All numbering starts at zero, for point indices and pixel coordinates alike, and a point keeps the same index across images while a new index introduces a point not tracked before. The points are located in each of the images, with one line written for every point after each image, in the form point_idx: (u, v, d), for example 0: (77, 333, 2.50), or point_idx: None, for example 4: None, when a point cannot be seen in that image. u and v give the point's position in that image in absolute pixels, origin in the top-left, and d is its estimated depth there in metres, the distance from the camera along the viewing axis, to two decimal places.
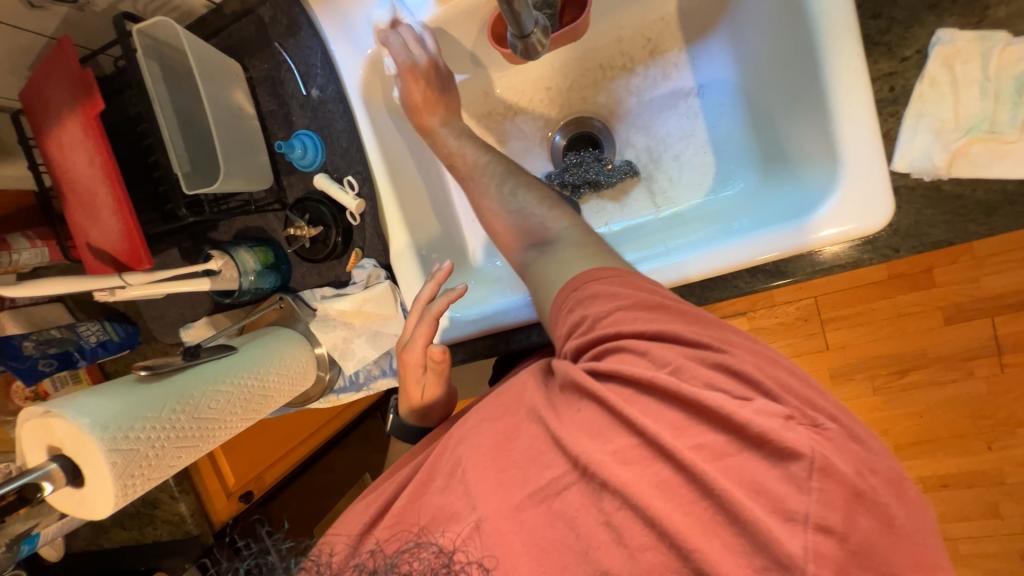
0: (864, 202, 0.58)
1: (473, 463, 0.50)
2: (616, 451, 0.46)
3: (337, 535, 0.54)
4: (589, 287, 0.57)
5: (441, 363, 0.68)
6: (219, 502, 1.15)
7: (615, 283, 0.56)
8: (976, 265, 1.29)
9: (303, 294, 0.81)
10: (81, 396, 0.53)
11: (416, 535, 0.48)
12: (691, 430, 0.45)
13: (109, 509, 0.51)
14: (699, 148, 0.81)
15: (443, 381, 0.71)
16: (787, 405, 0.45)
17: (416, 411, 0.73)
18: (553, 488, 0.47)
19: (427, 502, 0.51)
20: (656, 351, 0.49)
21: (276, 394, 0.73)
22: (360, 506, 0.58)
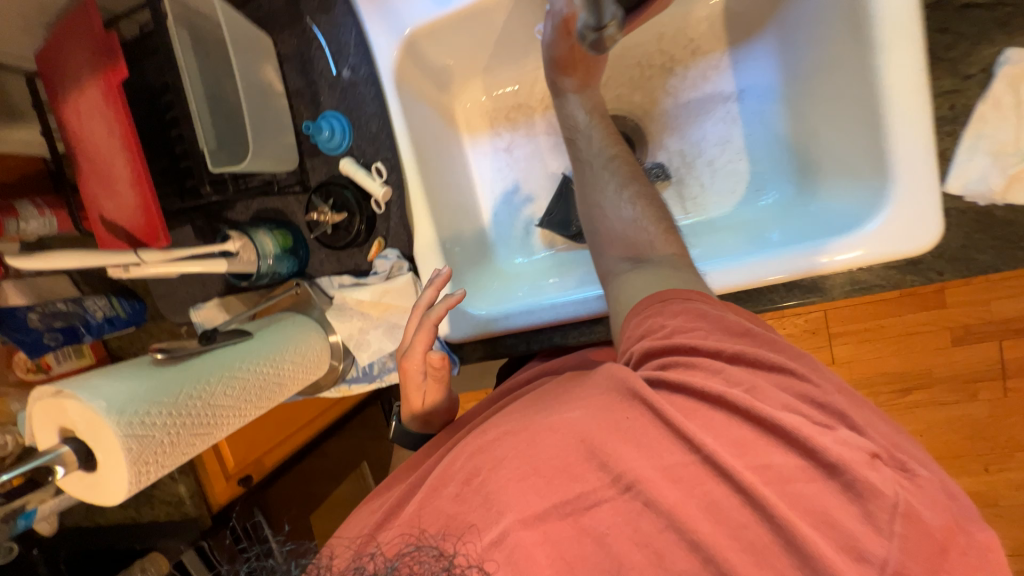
0: (912, 222, 0.57)
1: (485, 465, 0.45)
2: (666, 467, 0.42)
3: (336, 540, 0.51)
4: (674, 298, 0.53)
5: (440, 370, 0.66)
6: (218, 484, 1.11)
7: (700, 301, 0.52)
8: (988, 288, 1.28)
9: (320, 281, 0.79)
10: (96, 378, 0.51)
11: (415, 539, 0.42)
12: (756, 447, 0.42)
13: (121, 495, 0.49)
14: (733, 155, 0.79)
15: (444, 385, 0.68)
16: (876, 443, 0.43)
17: (416, 418, 0.70)
18: (585, 502, 0.41)
19: (429, 507, 0.45)
20: (732, 370, 0.46)
21: (290, 382, 0.71)
22: (361, 516, 0.54)
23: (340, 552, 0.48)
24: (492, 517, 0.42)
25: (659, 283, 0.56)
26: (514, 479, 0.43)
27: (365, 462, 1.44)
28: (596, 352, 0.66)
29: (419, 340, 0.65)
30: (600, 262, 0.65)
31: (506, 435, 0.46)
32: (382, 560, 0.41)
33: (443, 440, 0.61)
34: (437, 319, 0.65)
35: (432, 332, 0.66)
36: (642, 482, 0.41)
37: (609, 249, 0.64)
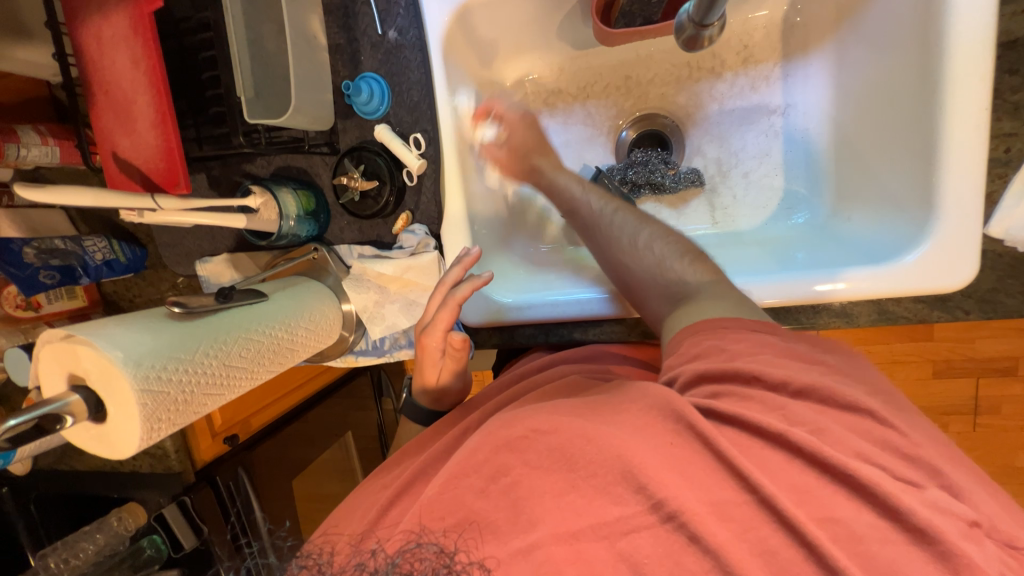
0: (950, 260, 0.58)
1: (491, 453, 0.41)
2: (716, 503, 0.36)
3: (332, 533, 0.48)
4: (714, 323, 0.48)
5: (461, 351, 0.64)
6: (203, 442, 1.02)
7: (743, 324, 0.48)
8: (975, 326, 1.33)
9: (340, 249, 0.76)
10: (111, 327, 0.48)
11: (414, 534, 0.39)
12: (815, 495, 0.37)
13: (130, 451, 0.47)
14: (771, 169, 0.79)
15: (462, 366, 0.66)
16: (973, 510, 0.37)
17: (428, 394, 0.68)
18: (620, 525, 0.37)
19: (434, 499, 0.41)
20: (796, 391, 0.42)
21: (301, 348, 0.69)
22: (370, 497, 0.51)
23: (339, 549, 0.43)
24: (499, 514, 0.39)
25: (711, 311, 0.51)
26: (550, 490, 0.38)
27: (349, 431, 1.38)
28: (606, 346, 0.68)
29: (441, 318, 0.64)
30: (647, 308, 0.60)
31: (516, 430, 0.41)
32: (383, 555, 0.37)
33: (448, 422, 0.60)
34: (461, 299, 0.63)
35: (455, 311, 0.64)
36: (686, 495, 0.36)
37: (647, 295, 0.59)
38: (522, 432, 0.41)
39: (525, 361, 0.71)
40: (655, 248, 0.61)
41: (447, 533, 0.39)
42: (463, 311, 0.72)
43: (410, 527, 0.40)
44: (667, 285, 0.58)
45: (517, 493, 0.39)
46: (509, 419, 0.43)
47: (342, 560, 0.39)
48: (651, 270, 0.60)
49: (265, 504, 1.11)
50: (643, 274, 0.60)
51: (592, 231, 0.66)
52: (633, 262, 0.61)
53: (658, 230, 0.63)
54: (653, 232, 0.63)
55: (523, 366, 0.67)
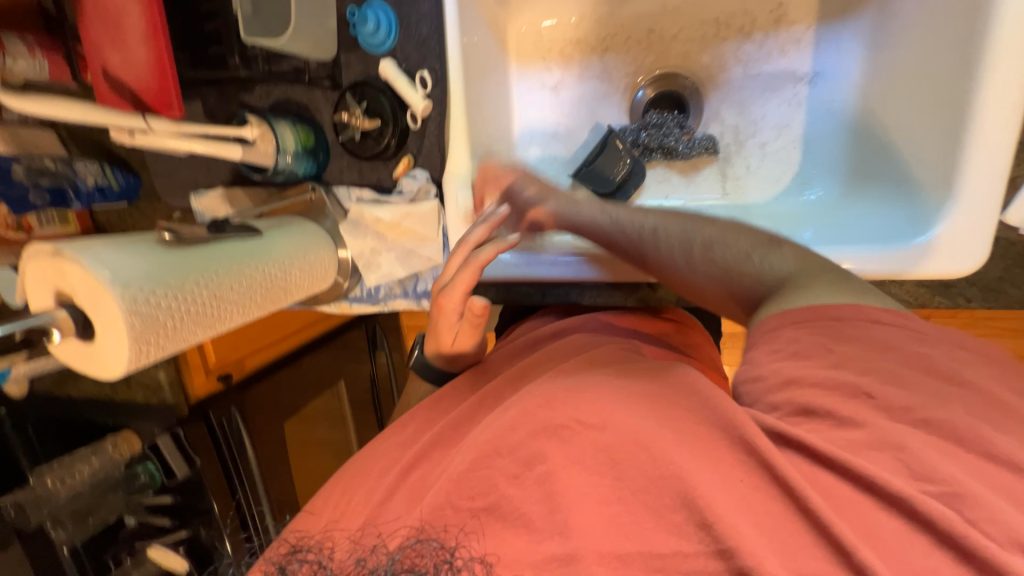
0: (961, 245, 0.56)
1: (512, 419, 0.43)
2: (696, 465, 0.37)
3: (330, 527, 0.44)
4: (764, 331, 0.44)
5: (479, 317, 0.61)
6: (197, 377, 1.03)
7: (798, 327, 0.42)
8: None
9: (338, 191, 0.75)
10: (101, 247, 0.47)
11: (415, 531, 0.38)
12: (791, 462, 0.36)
13: (117, 372, 0.47)
14: (789, 142, 0.76)
15: (479, 329, 0.63)
16: None
17: (442, 356, 0.66)
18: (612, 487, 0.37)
19: (463, 474, 0.40)
20: (803, 378, 0.39)
21: (293, 288, 0.68)
22: (389, 460, 0.51)
23: (338, 549, 0.40)
24: (529, 504, 0.38)
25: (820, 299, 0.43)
26: None
27: (342, 381, 1.39)
28: (617, 316, 0.67)
29: (462, 281, 0.60)
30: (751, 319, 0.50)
31: (558, 416, 0.42)
32: (384, 551, 0.37)
33: (461, 386, 0.60)
34: (483, 263, 0.59)
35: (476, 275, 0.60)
36: (709, 483, 0.36)
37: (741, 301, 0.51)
38: (564, 421, 0.42)
39: (537, 323, 0.72)
40: (714, 249, 0.53)
41: (465, 510, 0.39)
42: None
43: (433, 508, 0.39)
44: (752, 285, 0.50)
45: (552, 485, 0.38)
46: (549, 402, 0.44)
47: (343, 557, 0.38)
48: (726, 274, 0.51)
49: (259, 448, 1.14)
50: (711, 276, 0.53)
51: (642, 249, 0.58)
52: (698, 272, 0.54)
53: (720, 229, 0.54)
54: (698, 229, 0.55)
55: (536, 330, 0.69)
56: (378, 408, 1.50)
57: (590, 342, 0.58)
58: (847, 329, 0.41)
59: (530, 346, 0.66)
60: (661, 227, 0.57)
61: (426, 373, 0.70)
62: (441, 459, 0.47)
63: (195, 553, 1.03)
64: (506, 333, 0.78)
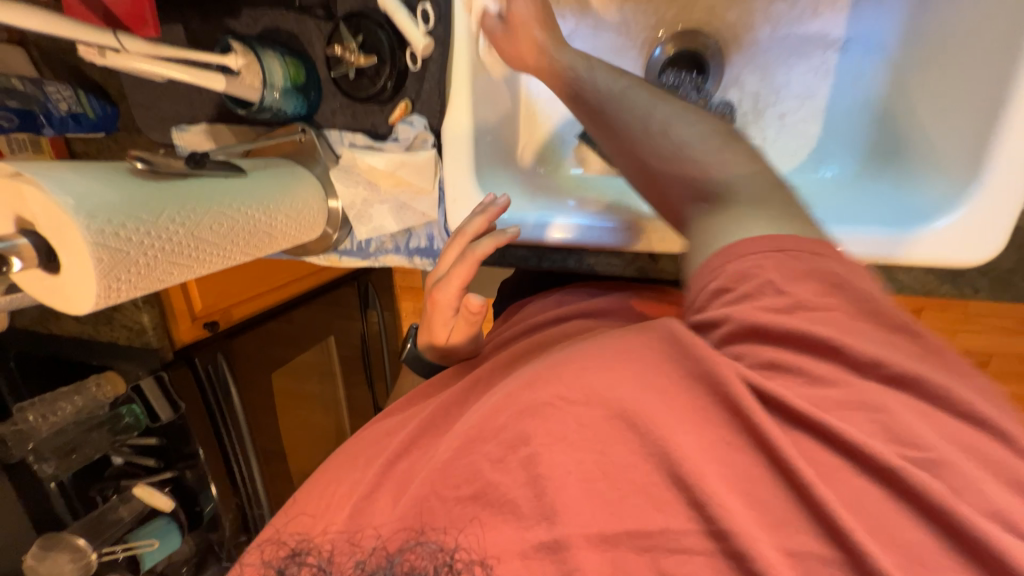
0: (978, 233, 0.54)
1: (495, 408, 0.39)
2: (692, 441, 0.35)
3: (330, 529, 0.42)
4: (720, 255, 0.39)
5: (477, 314, 0.58)
6: (182, 324, 1.00)
7: (764, 257, 0.37)
8: None
9: (330, 134, 0.70)
10: (65, 172, 0.44)
11: (414, 533, 0.38)
12: None
13: (86, 309, 0.44)
14: (810, 114, 0.72)
15: (475, 328, 0.61)
16: None
17: (435, 350, 0.64)
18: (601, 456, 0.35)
19: (447, 462, 0.39)
20: None
21: (279, 235, 0.65)
22: (384, 432, 0.50)
23: (338, 550, 0.40)
24: (517, 489, 0.36)
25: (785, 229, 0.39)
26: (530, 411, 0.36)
27: (331, 337, 1.37)
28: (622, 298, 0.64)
29: (458, 275, 0.56)
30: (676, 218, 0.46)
31: (539, 394, 0.37)
32: (384, 554, 0.38)
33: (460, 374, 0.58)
34: (480, 258, 0.55)
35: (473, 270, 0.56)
36: (710, 477, 0.33)
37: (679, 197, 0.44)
38: (546, 398, 0.37)
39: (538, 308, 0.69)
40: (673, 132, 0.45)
41: (453, 495, 0.38)
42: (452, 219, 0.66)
43: (422, 492, 0.39)
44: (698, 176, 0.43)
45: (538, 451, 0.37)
46: (536, 381, 0.38)
47: (343, 559, 0.39)
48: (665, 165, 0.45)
49: (245, 396, 1.12)
50: (659, 160, 0.45)
51: (601, 117, 0.50)
52: (652, 157, 0.45)
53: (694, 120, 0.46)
54: (670, 110, 0.47)
55: (540, 315, 0.65)
56: (371, 364, 1.50)
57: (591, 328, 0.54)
58: (802, 266, 0.37)
59: (531, 331, 0.62)
60: (628, 99, 0.48)
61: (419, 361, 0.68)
62: (432, 438, 0.45)
63: (180, 492, 1.05)
64: (507, 318, 0.74)
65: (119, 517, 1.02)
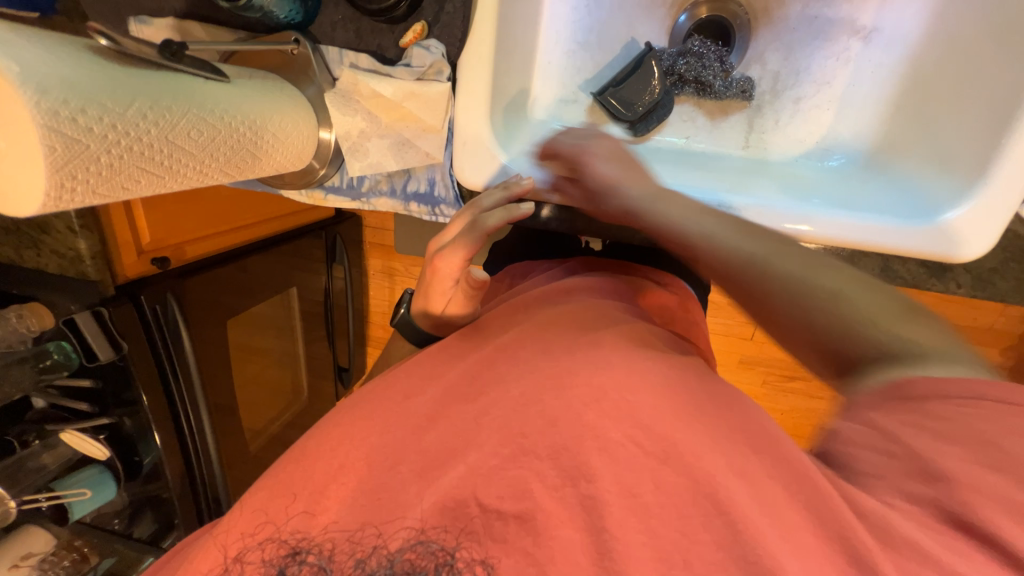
0: (981, 229, 0.56)
1: (557, 406, 0.40)
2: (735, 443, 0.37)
3: (330, 527, 0.39)
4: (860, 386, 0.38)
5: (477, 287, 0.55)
6: (127, 256, 0.87)
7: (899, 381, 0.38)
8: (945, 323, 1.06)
9: (328, 51, 0.63)
10: (4, 33, 0.35)
11: (414, 531, 0.38)
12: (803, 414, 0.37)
13: (30, 210, 0.36)
14: (825, 102, 0.72)
15: (476, 300, 0.57)
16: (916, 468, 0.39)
17: (429, 319, 0.59)
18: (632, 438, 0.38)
19: (487, 464, 0.39)
20: None
21: (264, 158, 0.57)
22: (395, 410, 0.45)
23: (338, 549, 0.38)
24: (568, 528, 0.37)
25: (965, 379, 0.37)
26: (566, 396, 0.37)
27: (294, 287, 1.24)
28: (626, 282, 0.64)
29: (461, 245, 0.54)
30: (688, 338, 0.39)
31: (617, 436, 0.38)
32: (384, 553, 0.37)
33: (457, 342, 0.53)
34: (490, 231, 0.55)
35: (480, 241, 0.54)
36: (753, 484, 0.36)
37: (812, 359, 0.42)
38: (619, 438, 0.38)
39: (539, 280, 0.67)
40: (835, 290, 0.45)
41: (499, 500, 0.38)
42: (471, 173, 0.63)
43: (458, 491, 0.38)
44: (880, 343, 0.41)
45: None
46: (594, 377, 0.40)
47: (343, 558, 0.37)
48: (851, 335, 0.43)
49: (201, 358, 0.98)
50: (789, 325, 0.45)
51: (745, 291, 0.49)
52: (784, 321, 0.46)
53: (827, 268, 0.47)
54: (785, 251, 0.49)
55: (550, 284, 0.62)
56: (331, 320, 1.37)
57: (610, 309, 0.54)
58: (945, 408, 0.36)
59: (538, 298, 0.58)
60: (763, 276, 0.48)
61: (407, 332, 0.62)
62: (457, 417, 0.42)
63: (119, 440, 0.91)
64: (503, 289, 0.70)
65: (42, 464, 0.90)
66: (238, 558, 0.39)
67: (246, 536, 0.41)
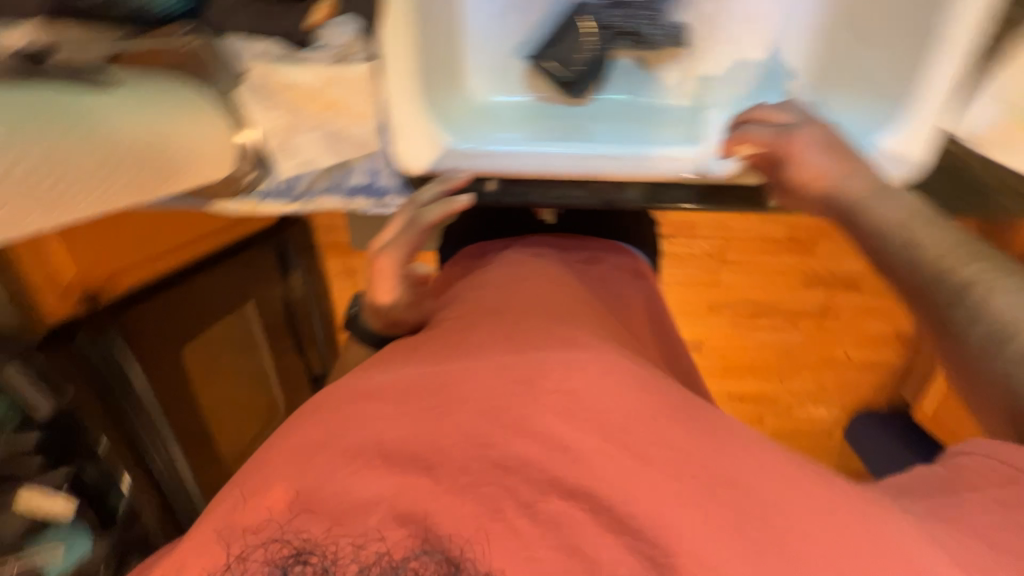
0: (909, 150, 0.59)
1: (511, 394, 0.38)
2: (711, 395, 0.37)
3: (332, 530, 0.34)
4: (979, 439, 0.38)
5: (422, 282, 0.57)
6: (47, 294, 0.77)
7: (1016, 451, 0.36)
8: None
9: (229, 42, 0.60)
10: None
11: (417, 540, 0.33)
12: None
13: None
14: (757, 41, 0.72)
15: (422, 296, 0.57)
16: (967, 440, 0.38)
17: (380, 319, 0.53)
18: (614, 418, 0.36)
19: (456, 483, 0.35)
20: None
21: (173, 166, 0.54)
22: (358, 415, 0.39)
23: (342, 553, 0.33)
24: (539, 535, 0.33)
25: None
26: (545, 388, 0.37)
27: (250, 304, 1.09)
28: (568, 254, 0.66)
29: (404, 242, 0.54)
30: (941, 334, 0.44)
31: (581, 445, 0.36)
32: (386, 561, 0.33)
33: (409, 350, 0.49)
34: (432, 225, 0.56)
35: (423, 237, 0.56)
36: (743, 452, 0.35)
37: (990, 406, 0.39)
38: (590, 423, 0.36)
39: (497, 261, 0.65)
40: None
41: (467, 521, 0.34)
42: (414, 159, 0.62)
43: (421, 511, 0.34)
44: None
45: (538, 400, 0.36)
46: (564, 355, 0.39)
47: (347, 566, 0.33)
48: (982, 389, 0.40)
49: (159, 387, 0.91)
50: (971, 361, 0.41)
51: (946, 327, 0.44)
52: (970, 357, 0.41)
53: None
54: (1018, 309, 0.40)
55: (506, 263, 0.62)
56: (298, 331, 1.24)
57: (571, 296, 0.55)
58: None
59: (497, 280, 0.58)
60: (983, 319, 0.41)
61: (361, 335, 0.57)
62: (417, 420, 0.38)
63: (84, 490, 0.82)
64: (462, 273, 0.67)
65: None
66: (241, 556, 0.34)
67: (248, 534, 0.34)
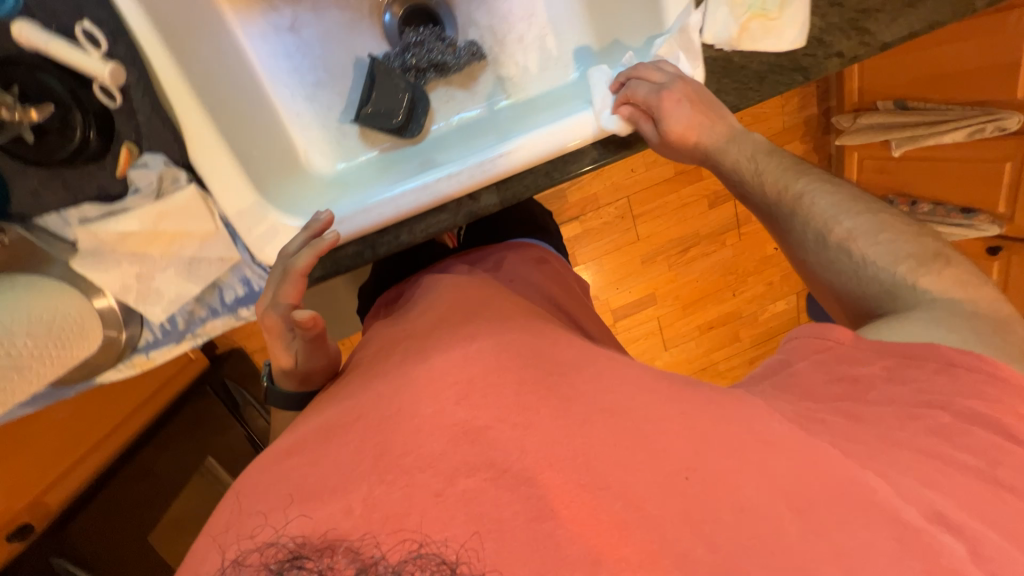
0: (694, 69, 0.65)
1: (410, 404, 0.39)
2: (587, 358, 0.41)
3: (332, 531, 0.33)
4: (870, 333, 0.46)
5: (313, 327, 0.52)
6: None
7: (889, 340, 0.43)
8: None
9: (47, 222, 0.61)
10: None
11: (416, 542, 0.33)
12: None
13: None
14: (541, 28, 0.79)
15: (320, 342, 0.54)
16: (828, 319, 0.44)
17: (291, 377, 0.55)
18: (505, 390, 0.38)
19: (367, 498, 0.34)
20: None
21: (37, 360, 0.58)
22: (277, 474, 0.38)
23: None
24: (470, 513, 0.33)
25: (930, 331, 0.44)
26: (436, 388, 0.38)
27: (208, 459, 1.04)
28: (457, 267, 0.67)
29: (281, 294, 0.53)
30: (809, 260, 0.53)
31: (479, 421, 0.37)
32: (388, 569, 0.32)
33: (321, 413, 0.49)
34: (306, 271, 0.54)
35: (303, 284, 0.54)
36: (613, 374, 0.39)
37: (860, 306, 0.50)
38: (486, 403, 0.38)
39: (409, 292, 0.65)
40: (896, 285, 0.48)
41: (385, 528, 0.33)
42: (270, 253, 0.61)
43: (343, 535, 0.33)
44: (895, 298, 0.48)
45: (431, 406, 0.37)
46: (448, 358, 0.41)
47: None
48: (849, 279, 0.51)
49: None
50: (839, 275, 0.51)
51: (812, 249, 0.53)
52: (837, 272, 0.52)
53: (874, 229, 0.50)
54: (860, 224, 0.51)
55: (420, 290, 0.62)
56: None
57: (477, 295, 0.55)
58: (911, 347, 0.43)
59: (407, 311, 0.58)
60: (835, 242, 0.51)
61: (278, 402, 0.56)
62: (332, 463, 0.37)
63: None
64: (381, 317, 0.64)
65: None
66: (237, 561, 0.33)
67: (245, 539, 0.34)
